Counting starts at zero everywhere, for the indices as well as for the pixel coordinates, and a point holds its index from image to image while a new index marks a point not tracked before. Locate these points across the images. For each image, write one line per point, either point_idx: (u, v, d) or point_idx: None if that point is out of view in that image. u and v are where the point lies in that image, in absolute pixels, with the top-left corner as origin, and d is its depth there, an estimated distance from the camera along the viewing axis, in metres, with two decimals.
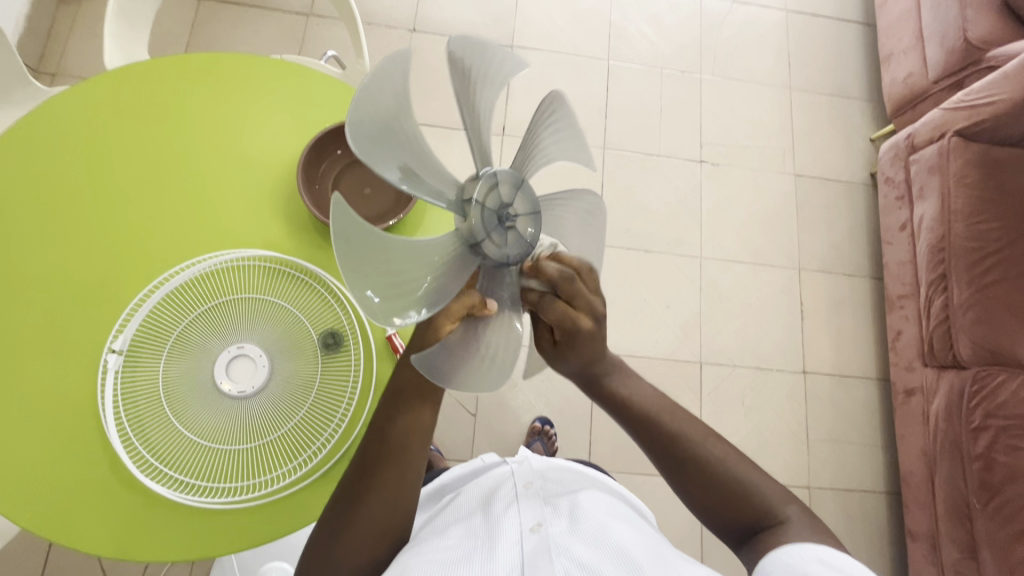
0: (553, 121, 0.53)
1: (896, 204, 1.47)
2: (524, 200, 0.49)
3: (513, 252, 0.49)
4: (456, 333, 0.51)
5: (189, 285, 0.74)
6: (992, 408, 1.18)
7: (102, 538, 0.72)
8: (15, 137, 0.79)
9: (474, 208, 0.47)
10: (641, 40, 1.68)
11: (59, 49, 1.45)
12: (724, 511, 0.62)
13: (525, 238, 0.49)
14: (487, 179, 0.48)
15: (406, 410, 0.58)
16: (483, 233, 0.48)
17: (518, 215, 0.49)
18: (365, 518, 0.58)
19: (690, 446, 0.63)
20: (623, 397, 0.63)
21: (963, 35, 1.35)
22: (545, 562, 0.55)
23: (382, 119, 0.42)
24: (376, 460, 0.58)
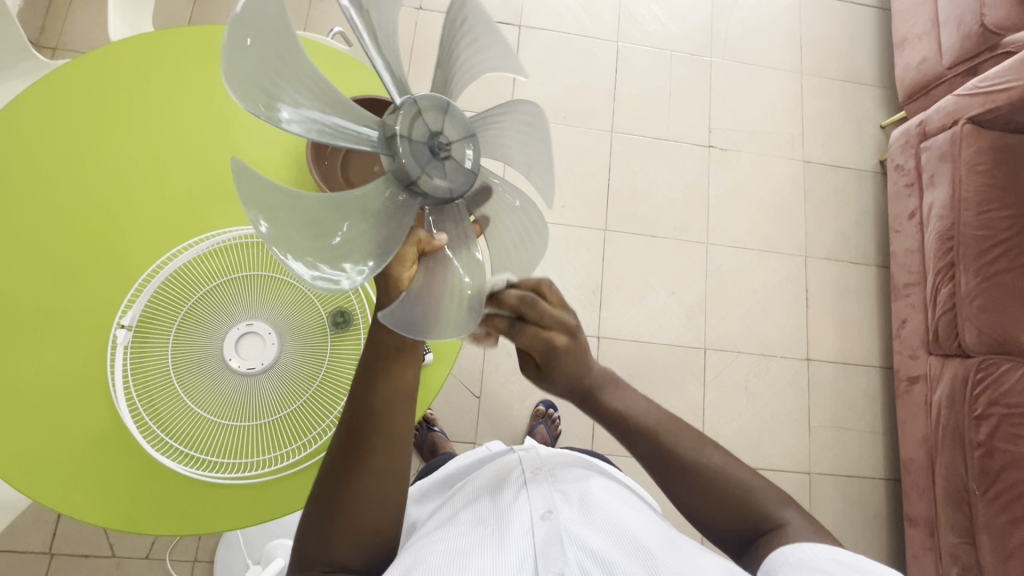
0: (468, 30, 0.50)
1: (905, 191, 1.46)
2: (454, 125, 0.48)
3: (454, 184, 0.49)
4: (417, 281, 0.50)
5: (198, 261, 0.73)
6: (996, 396, 1.19)
7: (111, 510, 0.73)
8: (18, 105, 0.78)
9: (401, 144, 0.46)
10: (652, 22, 1.65)
11: (60, 22, 1.43)
12: (721, 517, 0.62)
13: (464, 163, 0.49)
14: (404, 112, 0.47)
15: (386, 375, 0.57)
16: (417, 168, 0.47)
17: (451, 142, 0.48)
18: (362, 494, 0.58)
19: (687, 452, 0.64)
20: (620, 409, 0.65)
21: (980, 19, 1.33)
22: (558, 553, 0.55)
23: (268, 71, 0.41)
24: (364, 431, 0.57)
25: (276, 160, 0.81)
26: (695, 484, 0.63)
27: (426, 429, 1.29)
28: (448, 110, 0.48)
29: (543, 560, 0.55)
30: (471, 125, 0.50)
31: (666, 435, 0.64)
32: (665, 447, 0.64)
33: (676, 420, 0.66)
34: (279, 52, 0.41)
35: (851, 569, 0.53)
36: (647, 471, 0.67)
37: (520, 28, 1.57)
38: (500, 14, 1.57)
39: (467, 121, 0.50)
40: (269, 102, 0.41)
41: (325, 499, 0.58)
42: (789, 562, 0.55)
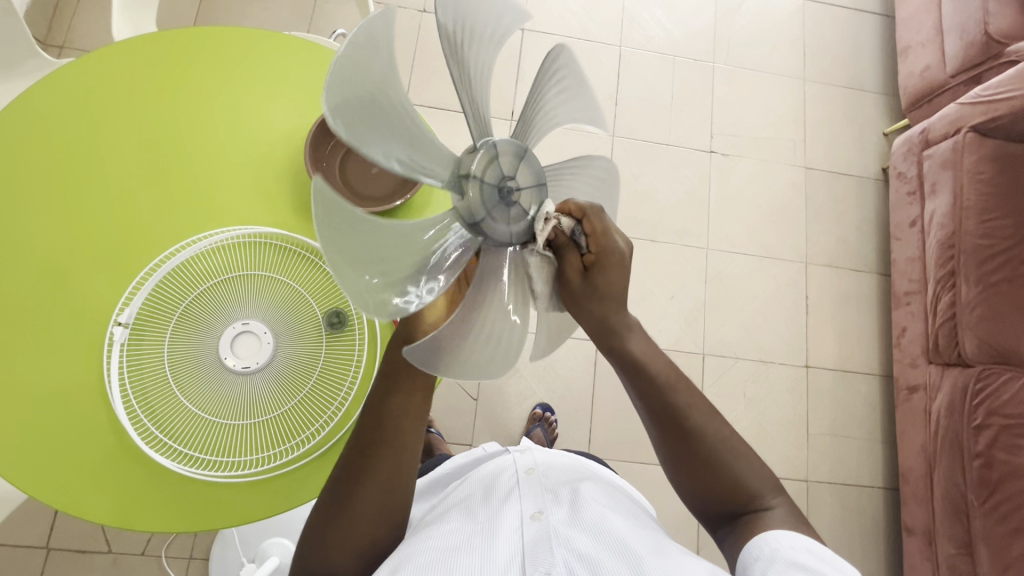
0: (560, 79, 0.53)
1: (907, 200, 1.46)
2: (525, 173, 0.49)
3: (515, 230, 0.49)
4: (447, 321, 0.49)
5: (194, 260, 0.73)
6: (995, 407, 1.17)
7: (104, 506, 0.73)
8: (21, 103, 0.79)
9: (472, 180, 0.47)
10: (654, 27, 1.65)
11: (67, 20, 1.44)
12: (711, 488, 0.61)
13: (528, 216, 0.49)
14: (498, 150, 0.48)
15: (399, 392, 0.58)
16: (483, 211, 0.48)
17: (520, 190, 0.49)
18: (364, 500, 0.58)
19: (695, 420, 0.60)
20: (635, 356, 0.58)
21: (984, 28, 1.33)
22: (545, 553, 0.56)
23: (368, 92, 0.41)
24: (372, 443, 0.58)
25: (277, 160, 0.81)
26: (693, 453, 0.60)
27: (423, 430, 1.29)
28: (537, 176, 0.50)
29: (530, 560, 0.55)
30: (542, 176, 0.52)
31: (682, 397, 0.60)
32: (674, 407, 0.60)
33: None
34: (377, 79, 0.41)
35: (821, 561, 0.54)
36: (649, 434, 0.63)
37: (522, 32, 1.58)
38: None
39: (539, 171, 0.51)
40: (360, 122, 0.40)
41: (329, 502, 0.59)
42: (763, 556, 0.56)
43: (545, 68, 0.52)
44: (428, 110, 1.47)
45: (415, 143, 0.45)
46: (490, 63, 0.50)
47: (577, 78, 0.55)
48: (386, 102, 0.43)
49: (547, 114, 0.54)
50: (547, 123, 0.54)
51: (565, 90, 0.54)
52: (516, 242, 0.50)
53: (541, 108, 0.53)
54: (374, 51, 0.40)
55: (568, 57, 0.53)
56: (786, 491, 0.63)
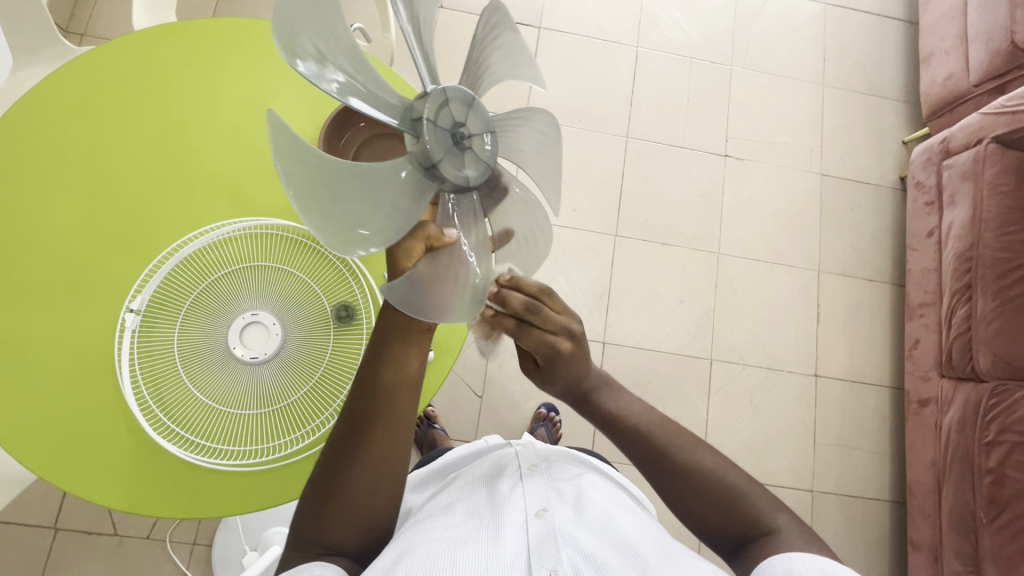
0: (494, 34, 0.53)
1: (924, 210, 1.44)
2: (477, 120, 0.50)
3: (472, 174, 0.51)
4: (421, 265, 0.51)
5: (207, 249, 0.74)
6: (1008, 423, 1.15)
7: (112, 489, 0.74)
8: (44, 88, 0.80)
9: (427, 123, 0.48)
10: (672, 28, 1.64)
11: (89, 9, 1.46)
12: (712, 519, 0.62)
13: (483, 162, 0.52)
14: (449, 95, 0.49)
15: (393, 363, 0.59)
16: (440, 153, 0.48)
17: (473, 136, 0.50)
18: (359, 474, 0.58)
19: (682, 455, 0.63)
20: (611, 411, 0.66)
21: (1010, 37, 1.30)
22: (552, 550, 0.55)
23: (315, 35, 0.44)
24: (367, 416, 0.59)
25: None
26: (691, 487, 0.62)
27: (427, 425, 1.30)
28: (489, 125, 0.52)
29: (537, 557, 0.55)
30: (493, 123, 0.53)
31: (659, 438, 0.64)
32: (657, 450, 0.64)
33: (681, 425, 0.66)
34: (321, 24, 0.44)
35: None
36: (638, 468, 0.67)
37: (539, 31, 1.57)
38: (520, 16, 1.57)
39: (490, 119, 0.52)
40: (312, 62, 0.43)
41: (324, 477, 0.59)
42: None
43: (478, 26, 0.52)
44: None
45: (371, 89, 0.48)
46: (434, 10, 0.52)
47: (514, 34, 0.53)
48: (338, 52, 0.46)
49: (484, 71, 0.54)
50: (484, 83, 0.54)
51: (503, 48, 0.53)
52: (471, 188, 0.52)
53: (476, 63, 0.53)
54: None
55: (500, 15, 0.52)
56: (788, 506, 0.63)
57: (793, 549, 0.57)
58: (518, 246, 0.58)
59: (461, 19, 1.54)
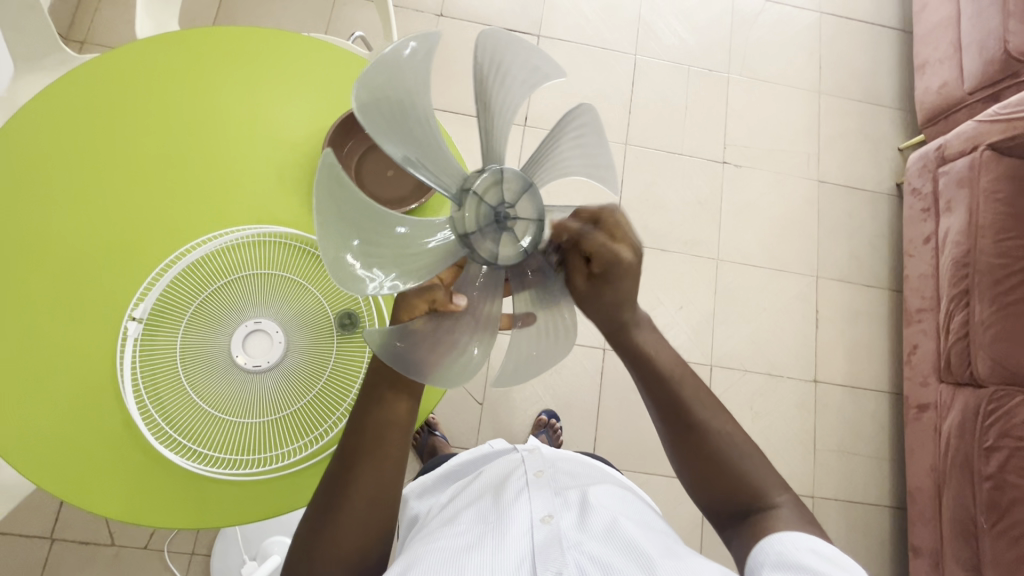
0: (579, 132, 0.55)
1: (921, 216, 1.45)
2: (527, 204, 0.51)
3: (504, 255, 0.52)
4: (419, 323, 0.52)
5: (209, 257, 0.74)
6: (1008, 428, 1.16)
7: (114, 501, 0.73)
8: (47, 97, 0.80)
9: (471, 196, 0.50)
10: (670, 36, 1.65)
11: (89, 17, 1.46)
12: (715, 486, 0.62)
13: (520, 246, 0.52)
14: (504, 175, 0.51)
15: (381, 404, 0.60)
16: (476, 228, 0.50)
17: (517, 219, 0.51)
18: (352, 508, 0.58)
19: (701, 416, 0.63)
20: (641, 349, 0.62)
21: (1003, 46, 1.31)
22: (557, 555, 0.55)
23: (394, 99, 0.47)
24: (355, 455, 0.59)
25: (299, 158, 0.82)
26: (701, 449, 0.62)
27: (428, 433, 1.29)
28: (541, 211, 0.52)
29: (542, 560, 0.55)
30: (545, 211, 0.53)
31: (686, 391, 0.63)
32: (679, 400, 0.62)
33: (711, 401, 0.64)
34: (400, 91, 0.47)
35: (827, 560, 0.53)
36: (653, 422, 0.66)
37: (538, 39, 1.58)
38: (519, 24, 1.58)
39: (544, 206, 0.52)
40: (380, 123, 0.46)
41: (317, 511, 0.59)
42: (768, 559, 0.55)
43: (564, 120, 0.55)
44: (443, 114, 1.48)
45: (434, 153, 0.51)
46: (522, 98, 0.54)
47: (598, 135, 0.56)
48: (410, 113, 0.49)
49: (558, 162, 0.56)
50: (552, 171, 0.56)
51: (582, 143, 0.56)
52: (501, 267, 0.53)
53: (551, 153, 0.55)
54: (410, 62, 0.46)
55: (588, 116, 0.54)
56: (792, 490, 0.62)
57: (785, 528, 0.57)
58: (534, 337, 0.55)
59: (461, 27, 1.55)
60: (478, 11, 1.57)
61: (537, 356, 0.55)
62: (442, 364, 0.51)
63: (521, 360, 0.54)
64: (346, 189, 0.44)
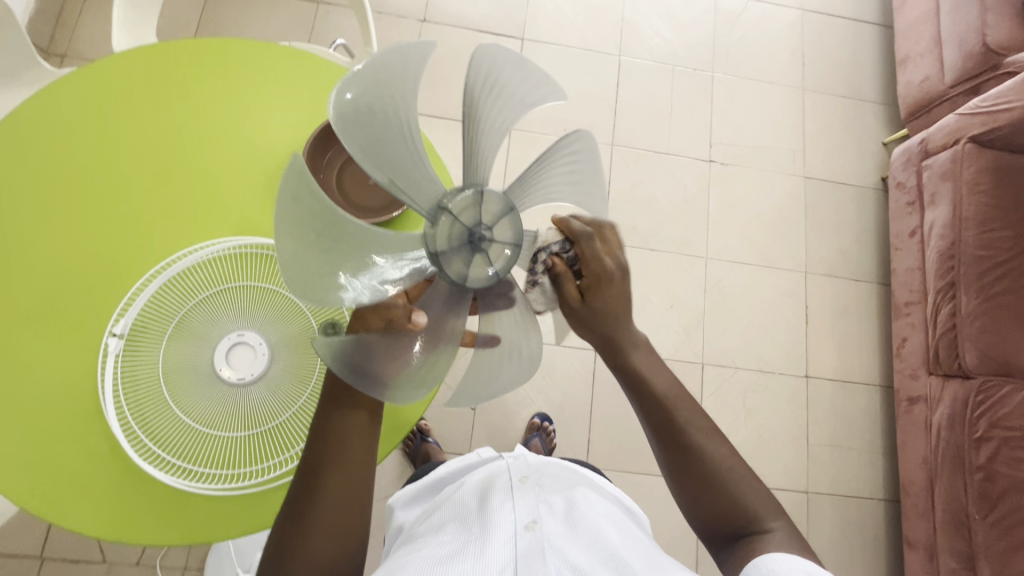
0: (573, 158, 0.54)
1: (906, 210, 1.46)
2: (506, 228, 0.50)
3: (476, 277, 0.51)
4: (376, 334, 0.48)
5: (190, 271, 0.73)
6: (997, 419, 1.16)
7: (100, 520, 0.73)
8: (23, 113, 0.79)
9: (446, 217, 0.49)
10: (653, 36, 1.66)
11: (68, 30, 1.45)
12: (713, 511, 0.62)
13: (495, 269, 0.51)
14: (484, 197, 0.50)
15: (342, 408, 0.59)
16: (449, 247, 0.50)
17: (493, 241, 0.50)
18: (321, 517, 0.58)
19: (696, 438, 0.62)
20: (640, 371, 0.62)
21: (982, 39, 1.33)
22: (538, 563, 0.55)
23: (370, 107, 0.44)
24: (321, 463, 0.58)
25: (280, 168, 0.82)
26: (692, 470, 0.62)
27: (420, 440, 1.28)
28: (518, 235, 0.51)
29: (523, 567, 0.54)
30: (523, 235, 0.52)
31: (682, 413, 0.63)
32: (674, 422, 0.63)
33: (691, 404, 0.64)
34: (379, 97, 0.45)
35: None
36: (650, 445, 0.65)
37: (521, 42, 1.58)
38: (503, 27, 1.58)
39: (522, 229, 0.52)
40: (352, 129, 0.44)
41: (286, 523, 0.58)
42: None
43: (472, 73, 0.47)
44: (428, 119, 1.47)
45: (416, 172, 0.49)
46: (518, 114, 0.51)
47: (592, 163, 0.55)
48: (389, 124, 0.46)
49: (546, 183, 0.54)
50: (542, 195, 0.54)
51: (574, 168, 0.54)
52: (471, 288, 0.51)
53: (542, 175, 0.54)
54: (399, 66, 0.44)
55: (586, 140, 0.53)
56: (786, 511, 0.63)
57: (779, 549, 0.58)
58: (495, 359, 0.52)
59: (445, 31, 1.55)
60: (461, 16, 1.57)
61: (494, 380, 0.51)
62: (400, 381, 0.48)
63: (477, 383, 0.51)
64: (315, 195, 0.46)
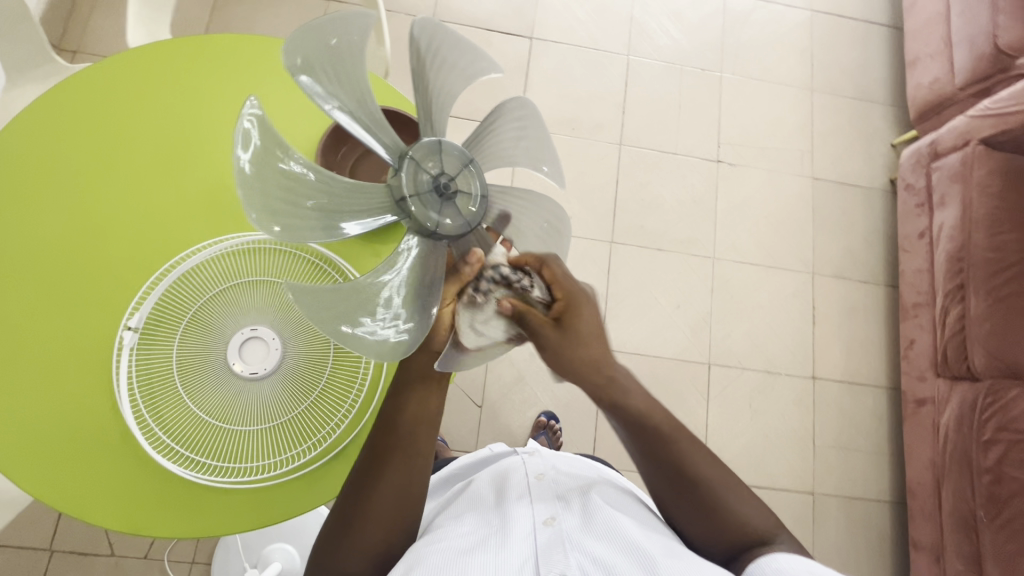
0: (547, 221, 0.65)
1: (915, 212, 1.45)
2: (465, 204, 0.58)
3: (417, 208, 0.56)
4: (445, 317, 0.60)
5: (204, 266, 0.73)
6: (1005, 421, 1.16)
7: (113, 511, 0.73)
8: (38, 106, 0.80)
9: (431, 157, 0.57)
10: (662, 36, 1.66)
11: (80, 27, 1.46)
12: (716, 532, 0.62)
13: (434, 221, 0.57)
14: (467, 173, 0.58)
15: (415, 400, 0.63)
16: (416, 172, 0.56)
17: (451, 202, 0.57)
18: (379, 503, 0.60)
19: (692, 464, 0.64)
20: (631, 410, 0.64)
21: (993, 41, 1.32)
22: (560, 555, 0.55)
23: (446, 51, 0.56)
24: (388, 451, 0.61)
25: None
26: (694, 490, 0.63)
27: None
28: (467, 227, 0.59)
29: (545, 560, 0.55)
30: (473, 229, 0.60)
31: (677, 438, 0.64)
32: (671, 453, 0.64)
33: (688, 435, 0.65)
34: (463, 50, 0.57)
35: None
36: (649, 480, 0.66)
37: (530, 41, 1.58)
38: (512, 26, 1.58)
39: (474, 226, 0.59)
40: (425, 41, 0.55)
41: (343, 509, 0.60)
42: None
43: (504, 105, 0.61)
44: None
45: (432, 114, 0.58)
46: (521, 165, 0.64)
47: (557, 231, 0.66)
48: (444, 68, 0.58)
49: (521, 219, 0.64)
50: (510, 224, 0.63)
51: (544, 226, 0.65)
52: (409, 215, 0.56)
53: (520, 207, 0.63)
54: (474, 66, 0.59)
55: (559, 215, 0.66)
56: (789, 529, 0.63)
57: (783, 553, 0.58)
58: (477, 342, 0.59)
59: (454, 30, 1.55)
60: (470, 15, 1.58)
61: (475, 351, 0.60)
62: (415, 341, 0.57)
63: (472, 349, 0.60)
64: (364, 54, 0.53)
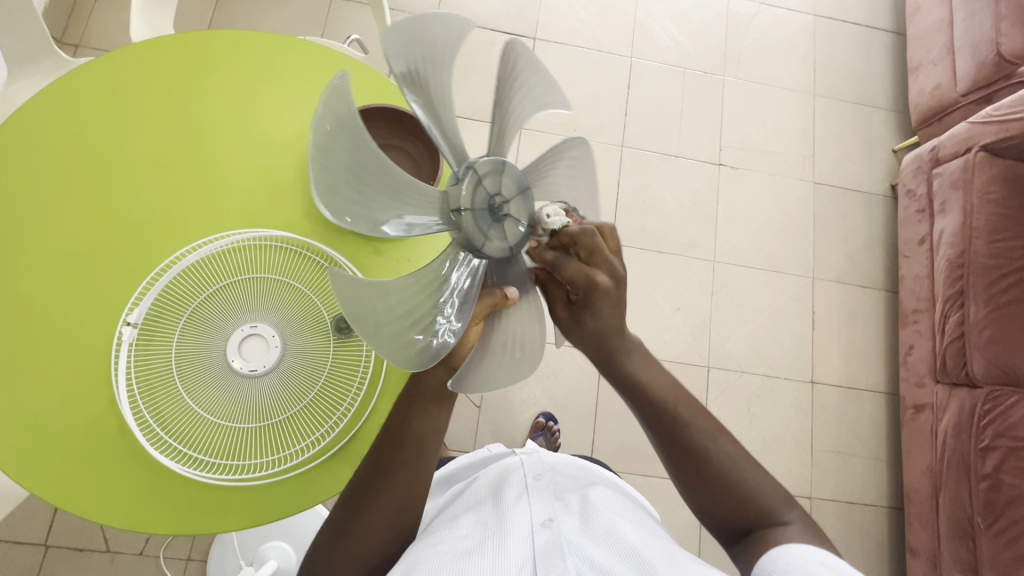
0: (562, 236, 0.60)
1: (916, 218, 1.45)
2: (514, 231, 0.52)
3: (466, 223, 0.49)
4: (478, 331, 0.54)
5: (203, 262, 0.72)
6: (1004, 428, 1.16)
7: (109, 506, 0.73)
8: (42, 99, 0.80)
9: (491, 171, 0.50)
10: (665, 39, 1.66)
11: (83, 22, 1.46)
12: (730, 513, 0.62)
13: (480, 241, 0.50)
14: (518, 198, 0.52)
15: (423, 414, 0.59)
16: (474, 185, 0.49)
17: (501, 224, 0.51)
18: (375, 511, 0.60)
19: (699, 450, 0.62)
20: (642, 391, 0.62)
21: (996, 48, 1.33)
22: (557, 558, 0.54)
23: (524, 75, 0.53)
24: (391, 463, 0.59)
25: (294, 160, 0.82)
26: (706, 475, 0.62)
27: None
28: (508, 254, 0.52)
29: (541, 564, 0.54)
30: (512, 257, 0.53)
31: (690, 422, 0.62)
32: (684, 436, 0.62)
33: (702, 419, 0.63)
34: (538, 75, 0.54)
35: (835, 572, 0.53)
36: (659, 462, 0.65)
37: (533, 42, 1.58)
38: (515, 27, 1.58)
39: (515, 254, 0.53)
40: (511, 60, 0.52)
41: (340, 514, 0.61)
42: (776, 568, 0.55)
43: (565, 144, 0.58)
44: None
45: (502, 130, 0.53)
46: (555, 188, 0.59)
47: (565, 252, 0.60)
48: (519, 89, 0.54)
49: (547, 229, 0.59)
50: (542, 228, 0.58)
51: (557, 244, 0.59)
52: (455, 227, 0.50)
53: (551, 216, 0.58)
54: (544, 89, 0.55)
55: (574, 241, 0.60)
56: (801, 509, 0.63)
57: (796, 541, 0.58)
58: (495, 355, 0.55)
59: None
60: (474, 15, 1.58)
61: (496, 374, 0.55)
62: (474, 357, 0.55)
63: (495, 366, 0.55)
64: (452, 55, 0.48)
